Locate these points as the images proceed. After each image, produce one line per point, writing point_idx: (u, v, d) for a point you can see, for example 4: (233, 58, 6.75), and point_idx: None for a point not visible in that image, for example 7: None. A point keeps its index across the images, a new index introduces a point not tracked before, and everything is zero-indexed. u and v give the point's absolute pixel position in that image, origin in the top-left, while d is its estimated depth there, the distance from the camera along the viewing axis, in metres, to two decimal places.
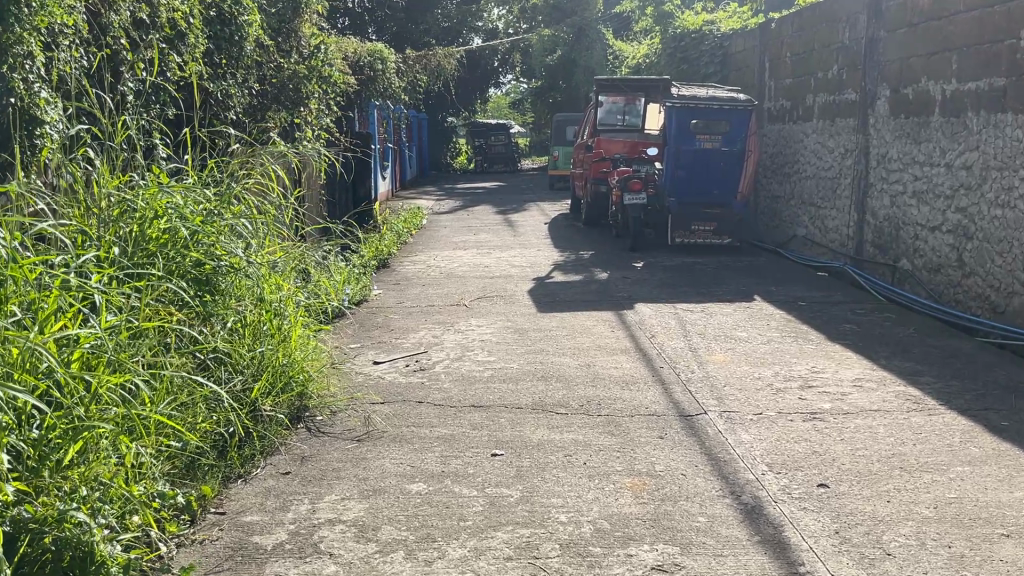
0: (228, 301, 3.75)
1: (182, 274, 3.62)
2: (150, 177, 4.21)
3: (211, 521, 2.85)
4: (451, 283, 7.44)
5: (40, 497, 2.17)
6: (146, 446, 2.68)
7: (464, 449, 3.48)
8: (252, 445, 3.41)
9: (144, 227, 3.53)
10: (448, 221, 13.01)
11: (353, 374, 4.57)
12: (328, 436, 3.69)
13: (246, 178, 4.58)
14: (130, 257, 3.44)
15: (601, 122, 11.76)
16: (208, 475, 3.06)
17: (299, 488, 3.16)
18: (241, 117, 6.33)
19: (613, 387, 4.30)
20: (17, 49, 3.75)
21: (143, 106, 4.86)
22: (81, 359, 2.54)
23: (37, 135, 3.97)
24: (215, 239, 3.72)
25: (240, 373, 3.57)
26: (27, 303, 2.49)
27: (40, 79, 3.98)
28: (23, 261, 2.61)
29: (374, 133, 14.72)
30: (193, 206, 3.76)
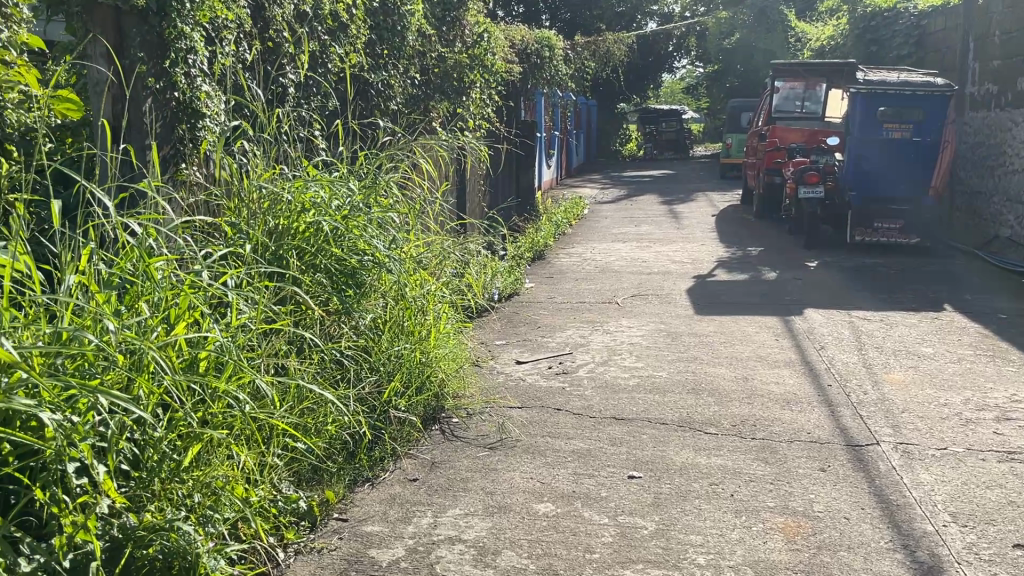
0: (371, 296, 3.67)
1: (325, 270, 3.57)
2: (303, 172, 4.17)
3: (332, 527, 2.77)
4: (606, 278, 7.17)
5: (153, 503, 2.14)
6: (267, 450, 2.62)
7: (599, 468, 3.24)
8: (382, 448, 3.33)
9: (291, 221, 3.52)
10: (611, 211, 12.71)
11: (493, 374, 4.42)
12: (461, 441, 3.56)
13: (395, 172, 4.47)
14: (274, 251, 3.42)
15: (776, 109, 11.04)
16: (334, 478, 3.00)
17: (425, 498, 3.03)
18: (401, 108, 6.34)
19: (771, 406, 3.91)
20: (180, 44, 3.82)
21: (302, 98, 4.91)
22: (208, 360, 2.50)
23: (199, 129, 4.00)
24: (359, 233, 3.65)
25: (374, 373, 3.50)
26: (158, 301, 2.46)
27: (203, 72, 4.04)
28: (161, 258, 2.60)
29: (540, 120, 14.60)
30: (340, 200, 3.71)
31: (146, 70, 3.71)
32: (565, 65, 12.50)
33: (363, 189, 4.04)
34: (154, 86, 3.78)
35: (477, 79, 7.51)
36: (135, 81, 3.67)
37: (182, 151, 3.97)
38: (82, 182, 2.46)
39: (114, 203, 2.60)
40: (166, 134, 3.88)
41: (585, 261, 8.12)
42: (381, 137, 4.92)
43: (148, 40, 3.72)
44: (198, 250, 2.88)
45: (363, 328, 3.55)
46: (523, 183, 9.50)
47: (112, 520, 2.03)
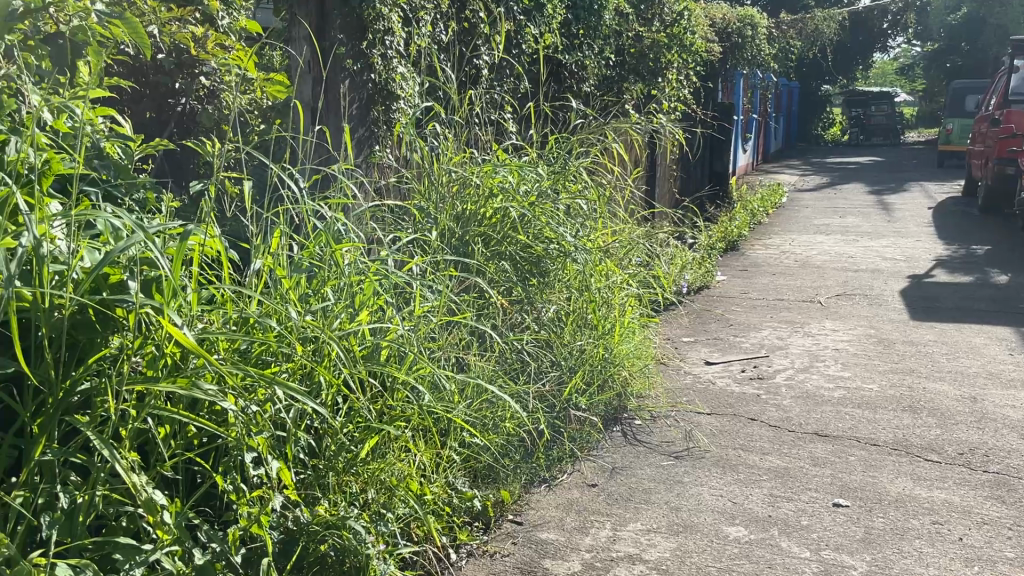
0: (556, 286, 3.56)
1: (510, 258, 3.50)
2: (493, 156, 4.08)
3: (506, 531, 2.64)
4: (806, 274, 6.64)
5: (327, 496, 2.08)
6: (445, 446, 2.52)
7: (799, 491, 2.91)
8: (561, 448, 3.16)
9: (478, 207, 3.44)
10: (812, 200, 11.90)
11: (679, 375, 4.14)
12: (645, 446, 3.33)
13: (587, 158, 4.28)
14: (460, 237, 3.36)
15: (1014, 91, 9.86)
16: (512, 477, 2.87)
17: (604, 508, 2.84)
18: (595, 90, 6.14)
19: (1007, 434, 3.39)
20: (379, 25, 3.85)
21: (495, 80, 4.83)
22: (388, 349, 2.43)
23: (393, 110, 4.07)
24: (546, 221, 3.55)
25: (557, 368, 3.34)
26: (344, 287, 2.40)
27: (399, 54, 4.07)
28: (347, 244, 2.56)
29: (738, 103, 13.91)
30: (528, 185, 3.64)
31: (345, 52, 3.74)
32: (769, 45, 11.80)
33: (552, 175, 3.92)
34: (352, 68, 3.82)
35: (675, 60, 7.17)
36: (333, 63, 3.71)
37: (377, 134, 4.03)
38: (273, 165, 2.46)
39: (305, 186, 2.58)
40: (362, 116, 3.94)
41: (784, 254, 7.58)
42: (573, 119, 4.74)
43: (348, 21, 3.75)
44: (384, 235, 2.82)
45: (547, 319, 3.42)
46: (717, 169, 9.04)
47: (287, 512, 1.97)
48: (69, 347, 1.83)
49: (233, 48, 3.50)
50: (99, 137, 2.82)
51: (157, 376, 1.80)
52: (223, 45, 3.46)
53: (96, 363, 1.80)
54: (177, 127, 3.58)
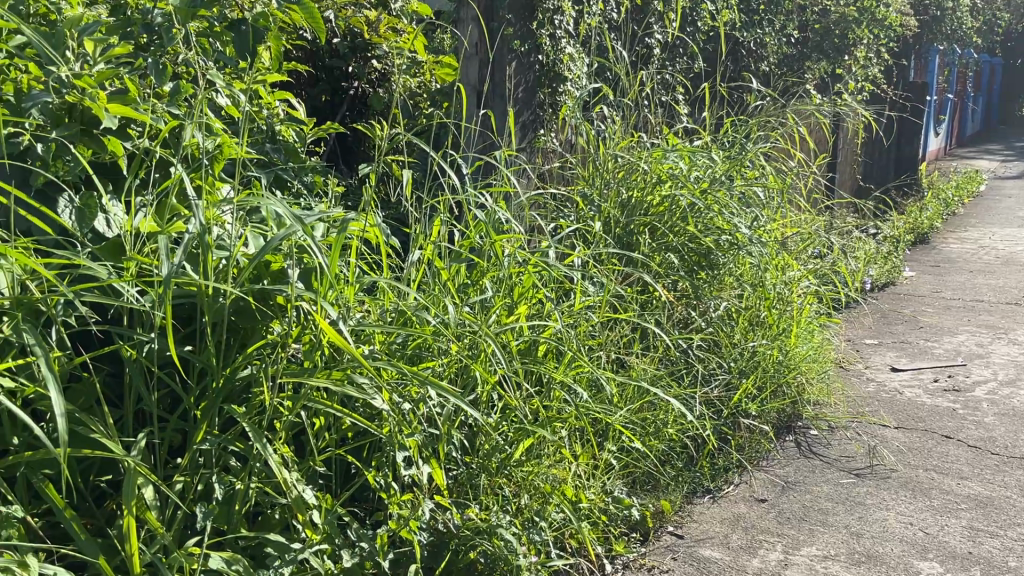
0: (727, 281, 3.36)
1: (677, 249, 3.34)
2: (663, 140, 3.88)
3: (666, 544, 2.47)
4: (1011, 273, 5.96)
5: (479, 499, 1.99)
6: (603, 449, 2.38)
7: (1005, 527, 2.57)
8: (727, 456, 2.94)
9: (644, 194, 3.32)
10: (1016, 189, 10.76)
11: (861, 382, 3.78)
12: (821, 461, 3.05)
13: (765, 142, 3.98)
14: (623, 227, 3.26)
15: None
16: (674, 486, 2.68)
17: (774, 528, 2.60)
18: (774, 69, 5.77)
19: None
20: (548, 5, 3.79)
21: (667, 60, 4.62)
22: (547, 345, 2.31)
23: (560, 93, 3.97)
24: (719, 210, 3.37)
25: (725, 368, 3.12)
26: (503, 279, 2.31)
27: (567, 35, 3.97)
28: (508, 234, 2.47)
29: (932, 82, 12.78)
30: (700, 172, 3.49)
31: (512, 33, 3.68)
32: (972, 17, 10.74)
33: (726, 161, 3.68)
34: (520, 49, 3.74)
35: (865, 36, 6.62)
36: (499, 44, 3.65)
37: (542, 117, 3.96)
38: (434, 151, 2.41)
39: (466, 172, 2.52)
40: (528, 99, 3.87)
41: (983, 249, 6.85)
42: (751, 100, 4.43)
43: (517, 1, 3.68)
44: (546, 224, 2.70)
45: (716, 317, 3.20)
46: (907, 154, 8.33)
47: (437, 514, 1.90)
48: (233, 333, 1.82)
49: (404, 32, 3.51)
50: (274, 121, 2.89)
51: (314, 367, 1.76)
52: (394, 28, 3.49)
53: (257, 350, 1.79)
54: (350, 110, 3.65)
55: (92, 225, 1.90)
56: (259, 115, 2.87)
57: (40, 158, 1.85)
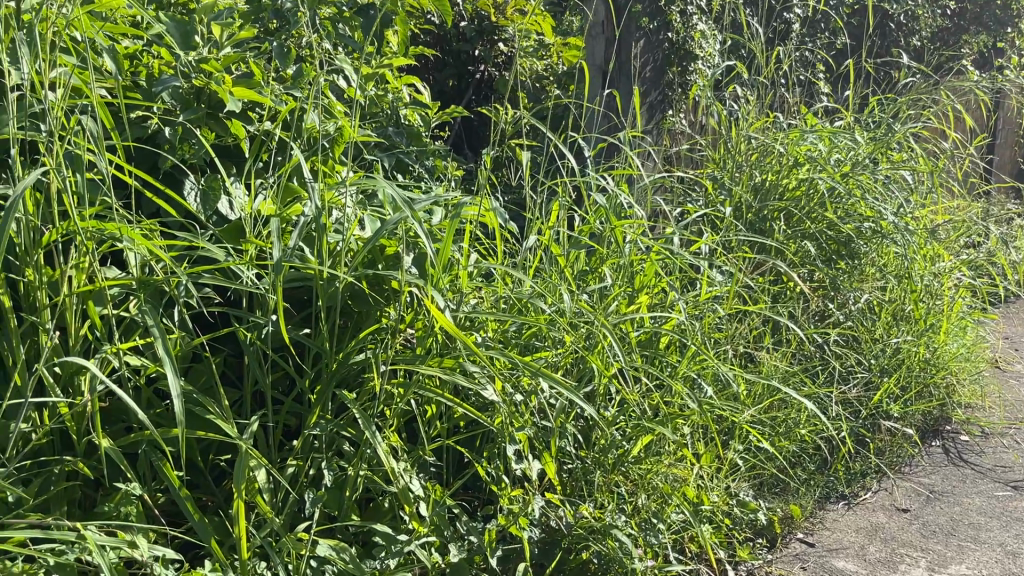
0: (869, 272, 3.15)
1: (814, 237, 3.15)
2: (801, 121, 3.65)
3: (795, 552, 2.31)
4: None
5: (593, 496, 1.91)
6: (730, 449, 2.24)
7: None
8: (865, 461, 2.73)
9: (781, 177, 3.18)
10: None
11: (1020, 384, 3.45)
12: (972, 470, 2.82)
13: (915, 122, 3.69)
14: (755, 212, 3.10)
15: None
16: (805, 490, 2.51)
17: (917, 541, 2.40)
18: (926, 43, 5.36)
19: None
20: None
21: (807, 35, 4.35)
22: (669, 337, 2.19)
23: (690, 71, 3.80)
24: (861, 195, 3.17)
25: (865, 366, 2.90)
26: (625, 266, 2.20)
27: (700, 11, 3.80)
28: (630, 220, 2.37)
29: None
30: (841, 154, 3.31)
31: (641, 10, 3.54)
32: None
33: (871, 142, 3.43)
34: (648, 27, 3.61)
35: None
36: (627, 22, 3.52)
37: (671, 97, 3.80)
38: (556, 133, 2.35)
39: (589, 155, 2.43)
40: (656, 79, 3.73)
41: None
42: (899, 77, 4.11)
43: None
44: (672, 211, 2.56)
45: (856, 310, 2.98)
46: None
47: (549, 511, 1.83)
48: (347, 317, 1.80)
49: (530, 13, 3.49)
50: (397, 104, 2.89)
51: (425, 354, 1.72)
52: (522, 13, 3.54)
53: (370, 335, 1.76)
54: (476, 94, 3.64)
55: (215, 207, 1.92)
56: (382, 99, 2.87)
57: (167, 140, 1.87)
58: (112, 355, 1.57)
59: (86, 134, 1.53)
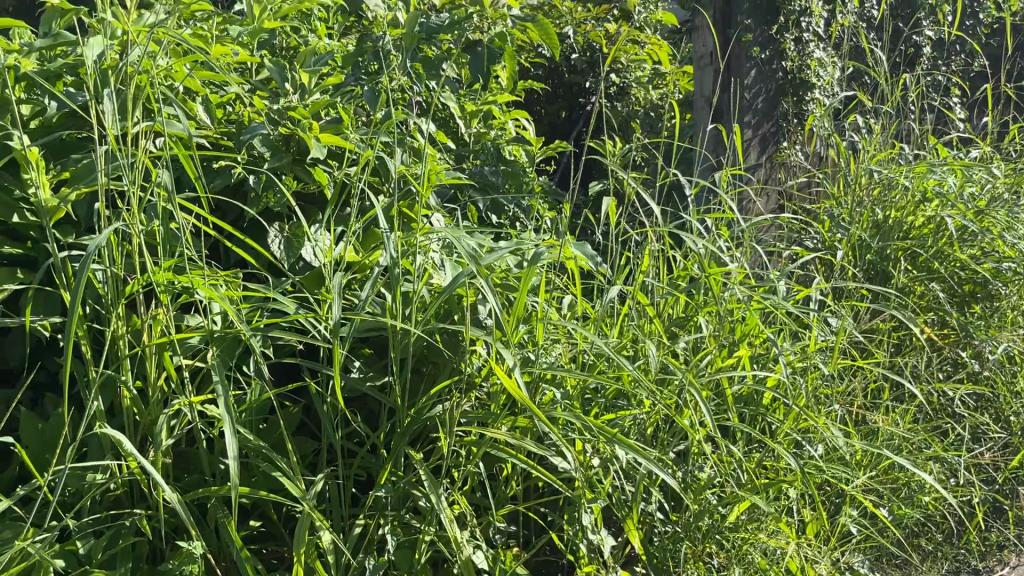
0: (1007, 320, 2.87)
1: (943, 280, 2.90)
2: (930, 152, 3.39)
3: None
4: None
5: (681, 568, 1.78)
6: (843, 518, 2.04)
7: None
8: (1003, 532, 2.46)
9: (905, 214, 3.00)
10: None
11: None
12: None
13: None
14: (875, 253, 2.89)
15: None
16: (928, 563, 2.28)
17: None
18: None
19: None
20: (792, 6, 3.45)
21: (940, 59, 4.06)
22: (773, 393, 2.03)
23: (807, 101, 3.61)
24: (998, 233, 2.92)
25: (1003, 424, 2.63)
26: (724, 314, 2.07)
27: (817, 38, 3.60)
28: (731, 265, 2.23)
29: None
30: (976, 189, 3.07)
31: (752, 39, 3.39)
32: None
33: (1010, 175, 3.14)
34: (759, 56, 3.45)
35: None
36: (737, 52, 3.38)
37: (784, 129, 3.62)
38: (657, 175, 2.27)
39: (689, 196, 2.33)
40: (768, 111, 3.56)
41: None
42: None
43: (758, 3, 3.39)
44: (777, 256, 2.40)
45: (994, 362, 2.69)
46: None
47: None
48: (424, 371, 1.75)
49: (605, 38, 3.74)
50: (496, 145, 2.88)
51: (498, 411, 1.63)
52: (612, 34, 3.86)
53: (443, 388, 1.70)
54: None
55: (298, 254, 1.93)
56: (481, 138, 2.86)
57: (252, 189, 1.89)
58: (183, 409, 1.57)
59: (164, 189, 1.55)
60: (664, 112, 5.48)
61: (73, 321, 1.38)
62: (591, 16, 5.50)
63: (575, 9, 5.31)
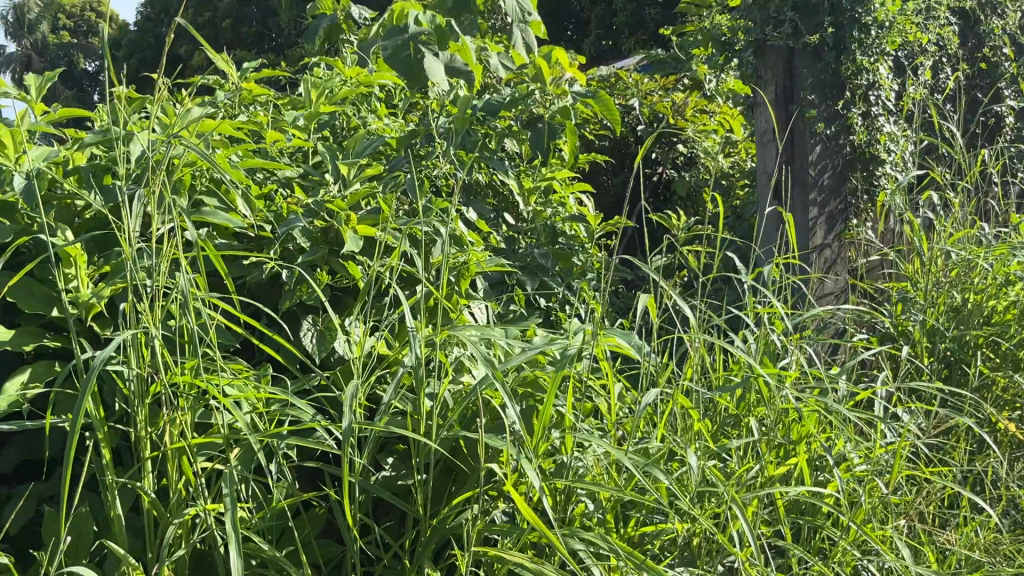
0: None
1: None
2: (1012, 231, 3.19)
3: None
4: None
5: None
6: None
7: None
8: None
9: (986, 297, 2.81)
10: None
11: None
12: None
13: None
14: (951, 342, 2.70)
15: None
16: None
17: None
18: None
19: None
20: (860, 80, 3.28)
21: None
22: (830, 503, 1.89)
23: (877, 177, 3.42)
24: None
25: None
26: (776, 416, 1.94)
27: (887, 112, 3.45)
28: (786, 361, 2.10)
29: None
30: None
31: (816, 114, 3.27)
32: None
33: None
34: (825, 132, 3.32)
35: None
36: (800, 128, 3.27)
37: (854, 205, 3.44)
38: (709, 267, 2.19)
39: (743, 286, 2.23)
40: (835, 187, 3.42)
41: None
42: None
43: (821, 77, 3.27)
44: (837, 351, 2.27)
45: None
46: None
47: None
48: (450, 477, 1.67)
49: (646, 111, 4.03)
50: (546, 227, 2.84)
51: (522, 527, 1.54)
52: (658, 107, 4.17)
53: (467, 499, 1.61)
54: None
55: (331, 349, 1.90)
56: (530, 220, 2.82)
57: (285, 283, 1.88)
58: (197, 517, 1.52)
59: (187, 290, 1.54)
60: (734, 182, 5.35)
61: (76, 428, 1.31)
62: (660, 86, 5.46)
63: (639, 81, 5.42)
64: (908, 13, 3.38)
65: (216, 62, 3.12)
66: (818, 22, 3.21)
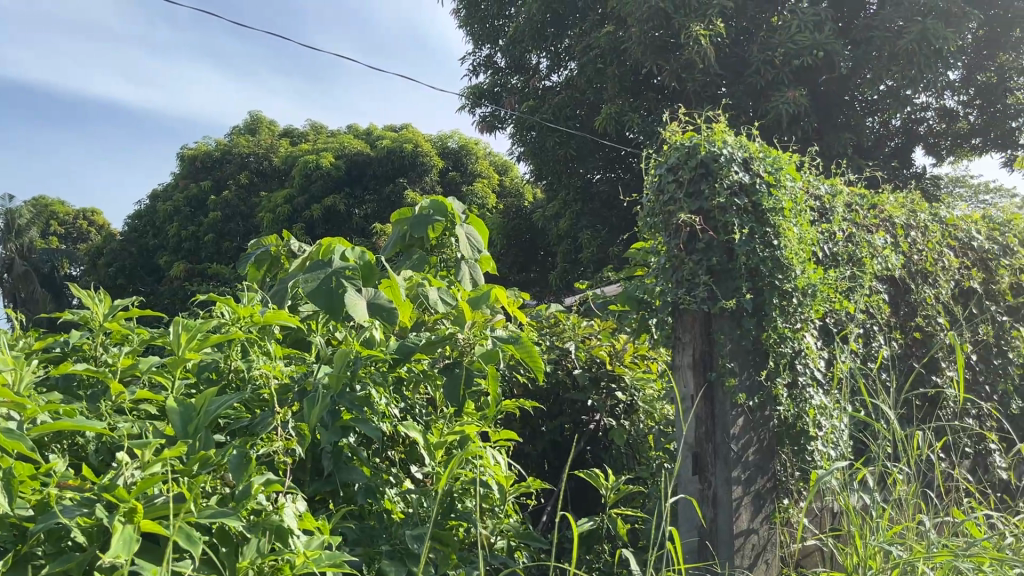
0: None
1: None
2: (958, 524, 2.86)
3: None
4: None
5: None
6: None
7: None
8: None
9: None
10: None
11: None
12: None
13: None
14: None
15: None
16: None
17: None
18: None
19: None
20: (783, 348, 3.08)
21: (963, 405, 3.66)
22: None
23: (809, 452, 3.16)
24: None
25: None
26: None
27: (815, 382, 3.23)
28: None
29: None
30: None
31: (737, 383, 3.01)
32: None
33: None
34: (746, 402, 3.05)
35: None
36: (720, 398, 3.00)
37: (784, 484, 3.18)
38: None
39: None
40: (761, 462, 3.14)
41: None
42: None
43: (740, 344, 3.06)
44: None
45: None
46: None
47: None
48: None
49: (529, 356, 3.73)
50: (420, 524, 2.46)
51: None
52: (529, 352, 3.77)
53: None
54: None
55: None
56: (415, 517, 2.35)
57: None
58: None
59: None
60: None
61: None
62: (598, 330, 5.18)
63: (577, 323, 5.19)
64: (831, 282, 3.28)
65: (83, 298, 2.86)
66: (735, 287, 3.05)
